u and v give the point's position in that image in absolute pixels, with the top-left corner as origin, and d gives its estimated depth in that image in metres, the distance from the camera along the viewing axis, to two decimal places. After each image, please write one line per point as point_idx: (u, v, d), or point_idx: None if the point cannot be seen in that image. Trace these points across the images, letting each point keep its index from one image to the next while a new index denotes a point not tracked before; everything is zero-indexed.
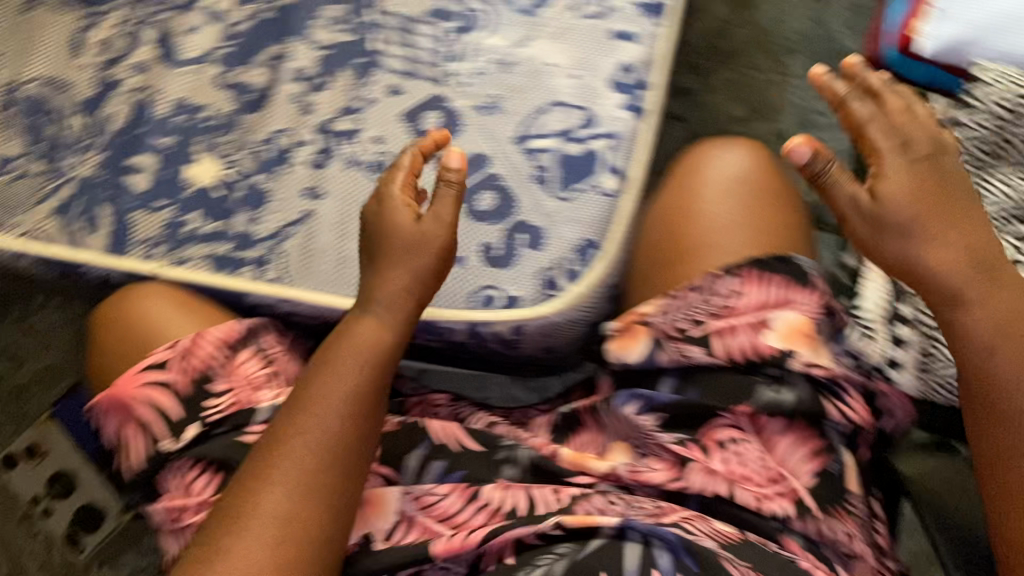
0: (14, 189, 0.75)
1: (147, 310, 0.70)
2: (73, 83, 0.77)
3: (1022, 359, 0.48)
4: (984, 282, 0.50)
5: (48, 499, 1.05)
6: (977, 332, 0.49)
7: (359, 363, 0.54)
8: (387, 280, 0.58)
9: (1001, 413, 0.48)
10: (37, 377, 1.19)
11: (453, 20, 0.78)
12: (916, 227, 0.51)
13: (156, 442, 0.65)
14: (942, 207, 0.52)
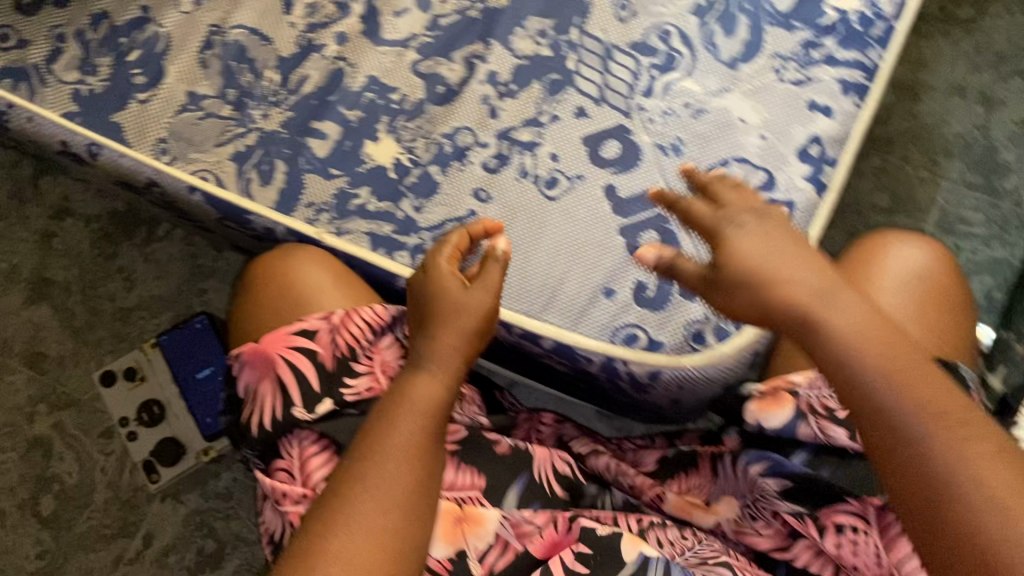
0: (199, 127, 0.77)
1: (304, 274, 0.71)
2: (276, 40, 0.79)
3: (904, 384, 0.41)
4: (842, 325, 0.44)
5: (134, 425, 1.07)
6: (859, 369, 0.43)
7: (414, 416, 0.57)
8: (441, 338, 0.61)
9: (908, 466, 0.39)
10: (146, 303, 1.22)
11: (655, 56, 0.77)
12: (750, 273, 0.48)
13: (290, 407, 0.66)
14: (783, 254, 0.48)
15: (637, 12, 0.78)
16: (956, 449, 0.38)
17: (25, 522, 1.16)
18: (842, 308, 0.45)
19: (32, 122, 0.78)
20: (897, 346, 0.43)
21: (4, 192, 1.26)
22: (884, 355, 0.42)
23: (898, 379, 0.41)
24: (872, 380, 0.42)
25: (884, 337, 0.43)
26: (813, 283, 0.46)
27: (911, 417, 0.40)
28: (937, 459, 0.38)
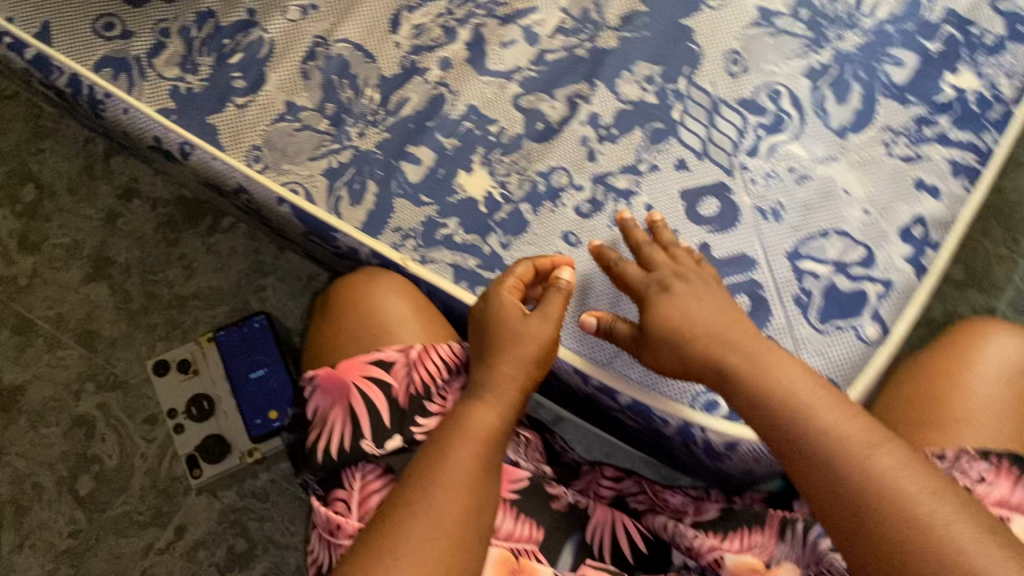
0: (294, 138, 0.76)
1: (386, 302, 0.70)
2: (379, 59, 0.78)
3: (816, 416, 0.52)
4: (755, 378, 0.56)
5: (182, 417, 1.06)
6: (777, 408, 0.54)
7: (467, 446, 0.57)
8: (499, 369, 0.62)
9: (819, 482, 0.50)
10: (203, 294, 1.22)
11: (763, 115, 0.76)
12: (668, 331, 0.61)
13: (359, 437, 0.65)
14: (702, 314, 0.60)
15: (748, 68, 0.77)
16: (853, 464, 0.49)
17: (61, 499, 1.16)
18: (760, 361, 0.57)
19: (128, 115, 0.78)
20: (800, 387, 0.54)
21: (76, 168, 1.27)
22: (793, 397, 0.54)
23: (803, 414, 0.53)
24: (785, 419, 0.53)
25: (794, 382, 0.55)
26: (731, 342, 0.58)
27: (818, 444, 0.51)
28: (841, 474, 0.49)
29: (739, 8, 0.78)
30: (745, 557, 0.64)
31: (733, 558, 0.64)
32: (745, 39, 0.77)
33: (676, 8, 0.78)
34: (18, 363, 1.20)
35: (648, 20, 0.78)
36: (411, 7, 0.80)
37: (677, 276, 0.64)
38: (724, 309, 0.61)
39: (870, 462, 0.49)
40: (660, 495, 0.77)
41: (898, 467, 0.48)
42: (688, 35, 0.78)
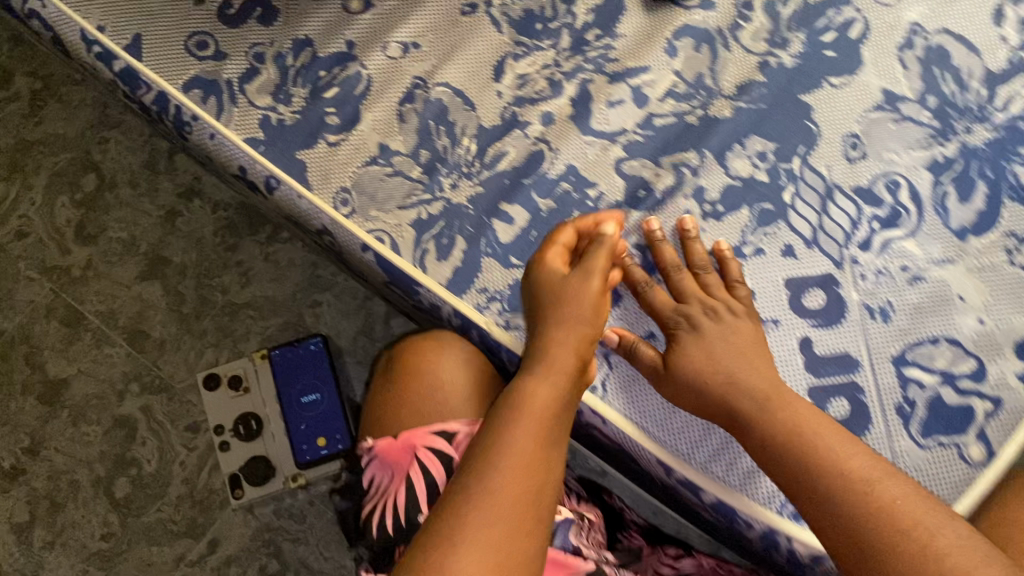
0: (384, 184, 0.73)
1: (444, 370, 0.69)
2: (479, 107, 0.75)
3: (810, 451, 0.57)
4: (772, 428, 0.59)
5: (228, 434, 1.05)
6: (777, 442, 0.59)
7: (529, 415, 0.57)
8: (551, 335, 0.63)
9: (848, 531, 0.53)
10: (257, 303, 1.20)
11: (879, 207, 0.71)
12: (698, 374, 0.63)
13: (417, 513, 0.63)
14: (726, 355, 0.64)
15: (867, 154, 0.72)
16: (879, 514, 0.52)
17: (97, 499, 1.14)
18: (779, 410, 0.60)
19: (214, 140, 0.74)
20: (818, 438, 0.58)
21: (139, 161, 1.25)
22: (812, 449, 0.57)
23: (824, 465, 0.56)
24: (804, 471, 0.57)
25: (813, 435, 0.58)
26: (750, 383, 0.62)
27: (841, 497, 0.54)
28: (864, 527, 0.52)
29: (863, 88, 0.74)
30: None
31: None
32: (866, 122, 0.73)
33: (797, 81, 0.74)
34: (65, 356, 1.18)
35: (765, 91, 0.74)
36: (517, 54, 0.76)
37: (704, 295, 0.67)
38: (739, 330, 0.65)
39: (892, 509, 0.52)
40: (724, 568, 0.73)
41: (918, 517, 0.52)
42: (807, 113, 0.73)
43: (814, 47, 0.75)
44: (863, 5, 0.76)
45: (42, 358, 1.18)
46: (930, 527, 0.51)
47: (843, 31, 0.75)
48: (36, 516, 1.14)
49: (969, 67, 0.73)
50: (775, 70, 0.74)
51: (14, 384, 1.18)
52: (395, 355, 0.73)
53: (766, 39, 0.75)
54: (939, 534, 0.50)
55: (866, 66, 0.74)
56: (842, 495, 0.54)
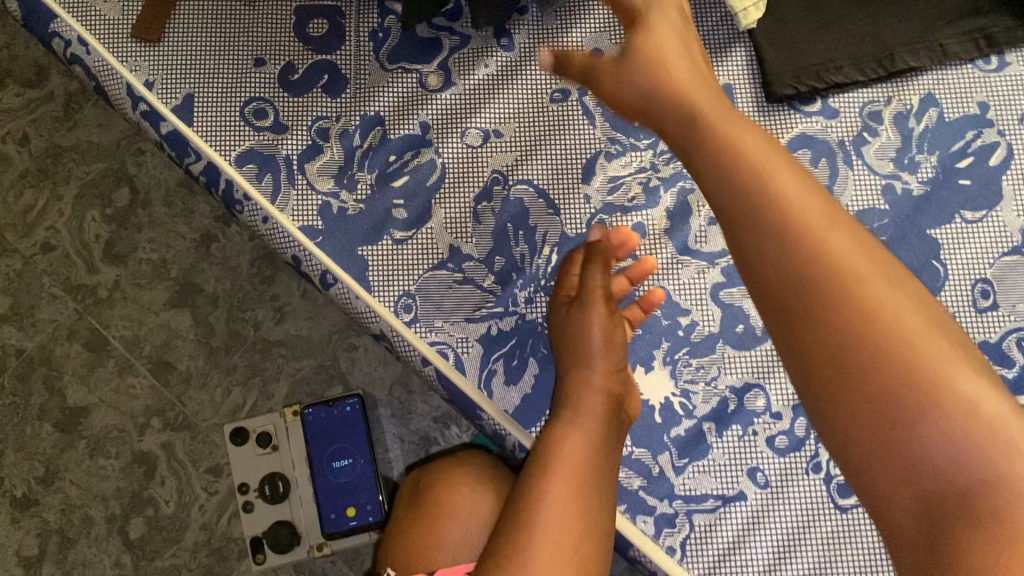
0: (453, 293, 0.66)
1: (471, 499, 0.66)
2: (563, 212, 0.67)
3: (746, 167, 0.43)
4: (721, 143, 0.45)
5: (253, 495, 0.98)
6: (708, 151, 0.46)
7: (565, 475, 0.52)
8: (569, 379, 0.60)
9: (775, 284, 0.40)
10: (290, 342, 1.13)
11: (1007, 368, 0.63)
12: (646, 74, 0.52)
13: None
14: (681, 66, 0.51)
15: (1000, 304, 0.64)
16: (824, 273, 0.39)
17: (110, 538, 1.08)
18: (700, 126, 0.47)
19: (267, 224, 0.67)
20: (766, 165, 0.43)
21: (176, 178, 1.17)
22: (737, 164, 0.44)
23: (747, 186, 0.42)
24: (715, 194, 0.44)
25: (735, 147, 0.45)
26: (691, 102, 0.49)
27: (762, 228, 0.41)
28: (783, 283, 0.40)
29: (999, 227, 0.65)
30: None
31: None
32: (1001, 267, 0.65)
33: (925, 213, 0.66)
34: (86, 382, 1.12)
35: (887, 221, 0.66)
36: (610, 153, 0.68)
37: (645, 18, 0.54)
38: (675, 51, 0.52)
39: (826, 256, 0.40)
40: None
41: (855, 274, 0.39)
42: (935, 251, 0.65)
43: (947, 174, 0.66)
44: (1007, 128, 0.67)
45: (62, 383, 1.12)
46: (887, 293, 0.39)
47: (982, 157, 0.67)
48: (46, 551, 1.09)
49: None
50: (900, 196, 0.66)
51: (30, 408, 1.12)
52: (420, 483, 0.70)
53: (892, 159, 0.67)
54: (897, 304, 0.39)
55: (1005, 198, 0.66)
56: (765, 232, 0.41)
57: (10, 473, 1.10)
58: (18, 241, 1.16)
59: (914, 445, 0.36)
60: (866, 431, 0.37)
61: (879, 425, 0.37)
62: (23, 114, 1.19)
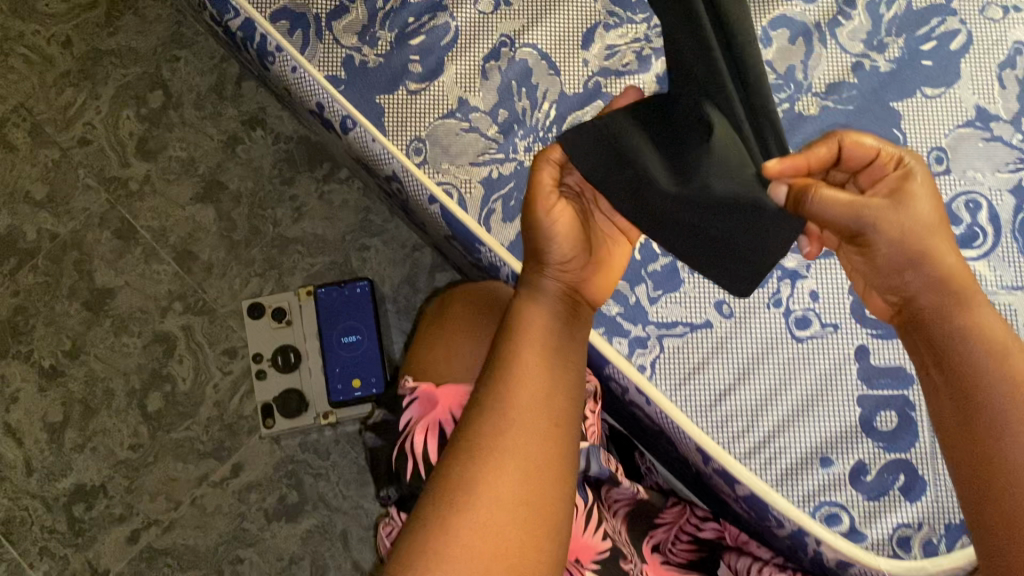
0: (459, 139, 0.73)
1: (462, 305, 0.73)
2: (563, 74, 0.74)
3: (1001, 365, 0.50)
4: (970, 334, 0.51)
5: (266, 364, 1.06)
6: (956, 330, 0.52)
7: (531, 357, 0.56)
8: (529, 273, 0.60)
9: (991, 443, 0.48)
10: (306, 240, 1.20)
11: (955, 226, 0.70)
12: (900, 260, 0.53)
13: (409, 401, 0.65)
14: (938, 243, 0.53)
15: (952, 169, 0.71)
16: None
17: (129, 410, 1.16)
18: (969, 309, 0.52)
19: (295, 74, 0.74)
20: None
21: (207, 84, 1.25)
22: (977, 335, 0.51)
23: (1006, 358, 0.50)
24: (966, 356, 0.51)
25: (995, 328, 0.51)
26: (941, 267, 0.53)
27: (1012, 400, 0.48)
28: (1014, 437, 0.48)
29: (956, 103, 0.72)
30: None
31: None
32: (954, 137, 0.72)
33: (889, 87, 0.73)
34: (114, 267, 1.20)
35: (855, 91, 0.73)
36: (608, 25, 0.74)
37: (906, 180, 0.54)
38: (944, 224, 0.53)
39: None
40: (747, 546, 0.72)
41: None
42: (896, 121, 0.72)
43: (911, 55, 0.73)
44: (968, 17, 0.74)
45: (91, 266, 1.20)
46: None
47: (944, 41, 0.73)
48: (69, 419, 1.16)
49: None
50: (869, 72, 0.73)
51: (61, 287, 1.20)
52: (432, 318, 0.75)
53: (863, 41, 0.74)
54: None
55: (963, 79, 0.73)
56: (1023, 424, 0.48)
57: (39, 345, 1.19)
58: (57, 134, 1.24)
59: None
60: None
61: None
62: (68, 19, 1.28)
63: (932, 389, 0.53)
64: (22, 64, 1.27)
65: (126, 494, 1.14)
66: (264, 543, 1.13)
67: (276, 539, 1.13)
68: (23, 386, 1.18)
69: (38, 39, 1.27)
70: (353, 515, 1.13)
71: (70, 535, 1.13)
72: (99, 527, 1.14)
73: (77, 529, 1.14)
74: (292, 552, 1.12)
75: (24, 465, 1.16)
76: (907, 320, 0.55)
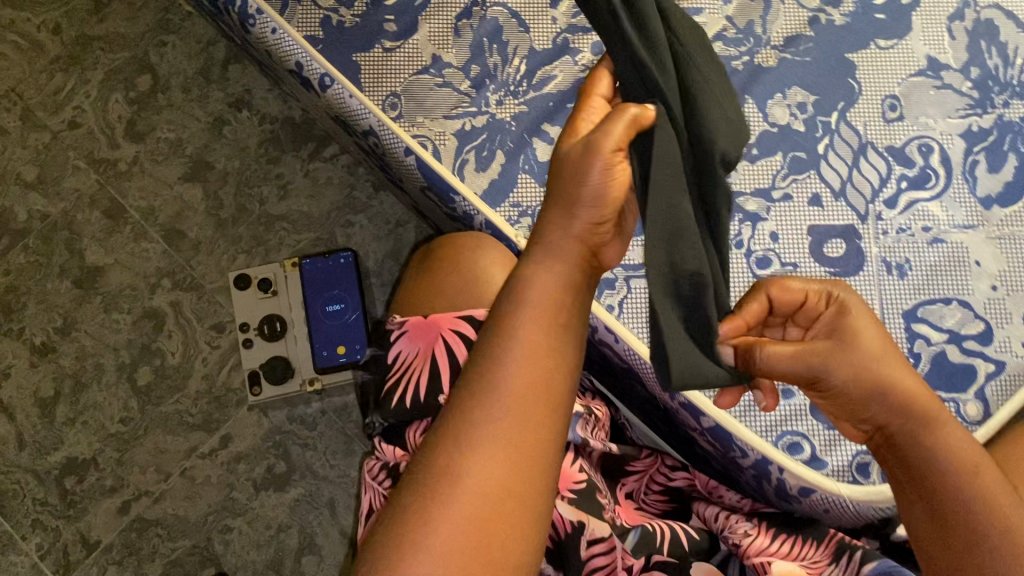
0: (432, 93, 0.76)
1: (444, 248, 0.76)
2: (532, 30, 0.77)
3: (970, 483, 0.50)
4: (937, 451, 0.51)
5: (253, 333, 1.09)
6: (928, 456, 0.51)
7: (534, 331, 0.49)
8: (545, 224, 0.51)
9: (975, 562, 0.48)
10: (292, 217, 1.23)
11: (909, 168, 0.73)
12: (862, 378, 0.53)
13: (392, 336, 0.70)
14: (895, 367, 0.53)
15: (905, 116, 0.74)
16: None
17: (119, 384, 1.19)
18: (935, 428, 0.52)
19: (275, 35, 0.77)
20: (993, 490, 0.49)
21: (193, 68, 1.27)
22: (942, 457, 0.51)
23: (976, 475, 0.50)
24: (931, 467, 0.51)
25: (961, 447, 0.51)
26: (908, 389, 0.53)
27: (990, 522, 0.48)
28: (996, 547, 0.48)
29: (908, 53, 0.75)
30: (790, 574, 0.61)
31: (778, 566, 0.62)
32: (907, 85, 0.75)
33: (844, 39, 0.76)
34: (104, 245, 1.23)
35: (812, 43, 0.76)
36: None
37: (841, 316, 0.55)
38: (895, 351, 0.54)
39: None
40: (716, 493, 0.72)
41: None
42: (850, 71, 0.75)
43: (865, 9, 0.77)
44: None
45: (81, 245, 1.23)
46: None
47: None
48: (61, 393, 1.19)
49: (1016, 45, 0.74)
50: (824, 26, 0.77)
51: (52, 266, 1.23)
52: (422, 259, 0.78)
53: None
54: None
55: (914, 31, 0.76)
56: (1002, 540, 0.48)
57: (31, 322, 1.21)
58: (48, 118, 1.27)
59: None
60: None
61: None
62: (57, 6, 1.30)
63: (910, 513, 0.52)
64: (12, 50, 1.30)
65: (116, 467, 1.16)
66: (253, 512, 1.15)
67: (265, 508, 1.15)
68: (16, 362, 1.20)
69: (29, 27, 1.30)
70: (340, 484, 1.15)
71: (62, 507, 1.15)
72: (90, 498, 1.16)
73: (68, 501, 1.16)
74: (280, 521, 1.14)
75: (17, 439, 1.18)
76: (885, 447, 0.54)
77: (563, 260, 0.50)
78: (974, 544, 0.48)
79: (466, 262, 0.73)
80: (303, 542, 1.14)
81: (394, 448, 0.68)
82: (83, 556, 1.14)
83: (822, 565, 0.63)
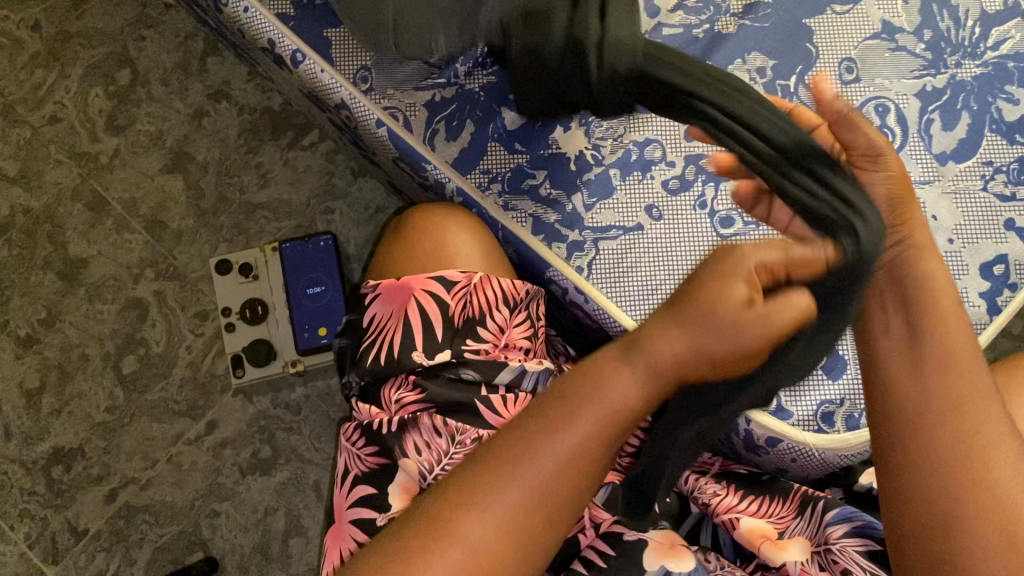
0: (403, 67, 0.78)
1: (415, 217, 0.77)
2: None
3: (939, 325, 0.51)
4: (928, 297, 0.52)
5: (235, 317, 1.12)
6: (916, 293, 0.52)
7: (591, 436, 0.46)
8: (659, 331, 0.45)
9: (927, 396, 0.49)
10: (272, 206, 1.24)
11: None
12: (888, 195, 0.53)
13: (367, 299, 0.72)
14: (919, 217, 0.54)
15: (862, 78, 0.77)
16: (965, 423, 0.48)
17: (104, 373, 1.20)
18: (930, 270, 0.52)
19: (247, 14, 0.79)
20: (959, 342, 0.51)
21: (173, 61, 1.29)
22: (927, 301, 0.52)
23: (948, 329, 0.51)
24: (928, 422, 0.49)
25: (943, 295, 0.52)
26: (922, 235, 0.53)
27: (937, 359, 0.50)
28: (932, 390, 0.49)
29: (863, 18, 0.78)
30: (757, 527, 0.62)
31: (747, 524, 0.62)
32: (863, 48, 0.77)
33: (802, 5, 0.78)
34: (86, 237, 1.24)
35: (770, 10, 0.78)
36: None
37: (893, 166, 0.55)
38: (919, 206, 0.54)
39: (982, 411, 0.48)
40: None
41: (1001, 428, 0.48)
42: (808, 36, 0.78)
43: None
44: None
45: (64, 238, 1.24)
46: (1004, 455, 0.47)
47: None
48: (46, 384, 1.20)
49: (966, 7, 0.77)
50: None
51: (35, 258, 1.24)
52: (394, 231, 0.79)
53: None
54: (1004, 474, 0.47)
55: None
56: (949, 388, 0.49)
57: (16, 315, 1.22)
58: (28, 113, 1.28)
59: (954, 534, 0.46)
60: (931, 490, 0.48)
61: (948, 505, 0.47)
62: (35, 3, 1.31)
63: (882, 345, 0.52)
64: None
65: (103, 455, 1.17)
66: (240, 496, 1.16)
67: (251, 492, 1.16)
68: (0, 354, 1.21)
69: (7, 24, 1.31)
70: (325, 466, 1.17)
71: (49, 497, 1.16)
72: (78, 487, 1.17)
73: (56, 490, 1.16)
74: (266, 505, 1.16)
75: (3, 430, 1.19)
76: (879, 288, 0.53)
77: (648, 377, 0.46)
78: (917, 370, 0.50)
79: (435, 228, 0.74)
80: (290, 525, 1.15)
81: (369, 406, 0.68)
82: (72, 545, 1.15)
83: (789, 520, 0.63)
